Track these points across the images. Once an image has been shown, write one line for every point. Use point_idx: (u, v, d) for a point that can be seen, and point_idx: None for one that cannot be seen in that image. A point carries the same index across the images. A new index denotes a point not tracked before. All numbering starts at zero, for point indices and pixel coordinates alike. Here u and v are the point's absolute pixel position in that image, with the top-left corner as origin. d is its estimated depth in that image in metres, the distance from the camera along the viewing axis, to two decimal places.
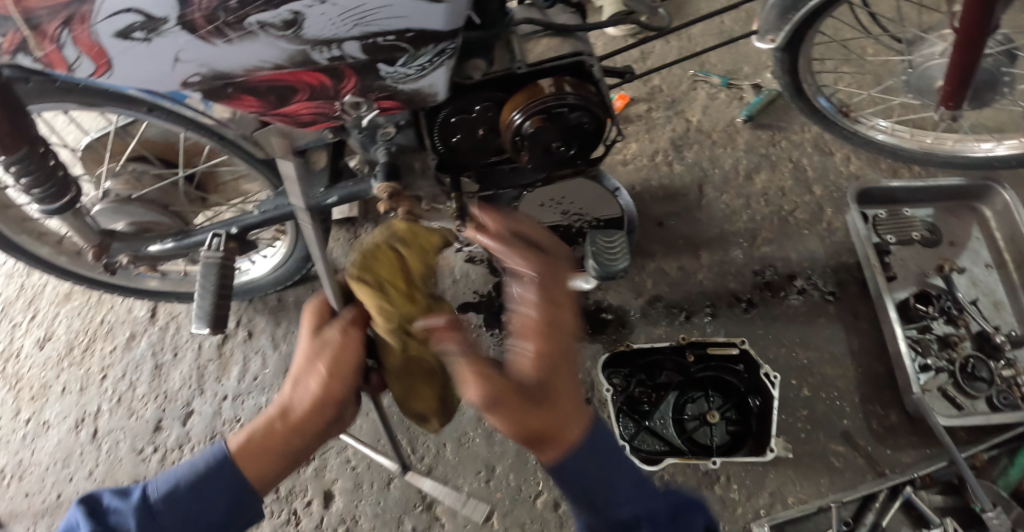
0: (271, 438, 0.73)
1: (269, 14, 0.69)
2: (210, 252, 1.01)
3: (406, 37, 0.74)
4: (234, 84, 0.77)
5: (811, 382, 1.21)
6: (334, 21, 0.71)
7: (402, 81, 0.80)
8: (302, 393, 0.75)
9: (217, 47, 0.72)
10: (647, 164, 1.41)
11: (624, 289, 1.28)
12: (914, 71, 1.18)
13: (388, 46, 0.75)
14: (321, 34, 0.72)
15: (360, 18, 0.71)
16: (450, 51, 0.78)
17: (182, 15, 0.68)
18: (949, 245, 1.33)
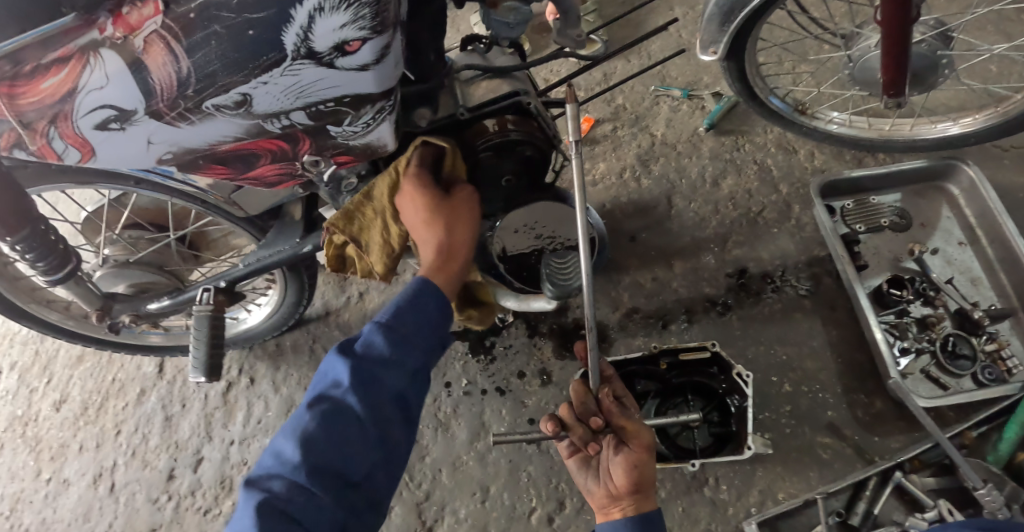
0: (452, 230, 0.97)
1: (221, 98, 0.73)
2: (201, 305, 1.05)
3: (343, 101, 0.77)
4: (203, 156, 0.82)
5: (793, 378, 1.22)
6: (278, 97, 0.74)
7: (352, 138, 0.84)
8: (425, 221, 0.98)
9: (182, 129, 0.76)
10: (615, 182, 1.45)
11: (601, 304, 1.32)
12: (855, 65, 1.22)
13: (331, 111, 0.78)
14: (268, 108, 0.76)
15: (300, 92, 0.74)
16: (389, 107, 0.81)
17: (148, 106, 0.72)
18: (921, 227, 1.35)
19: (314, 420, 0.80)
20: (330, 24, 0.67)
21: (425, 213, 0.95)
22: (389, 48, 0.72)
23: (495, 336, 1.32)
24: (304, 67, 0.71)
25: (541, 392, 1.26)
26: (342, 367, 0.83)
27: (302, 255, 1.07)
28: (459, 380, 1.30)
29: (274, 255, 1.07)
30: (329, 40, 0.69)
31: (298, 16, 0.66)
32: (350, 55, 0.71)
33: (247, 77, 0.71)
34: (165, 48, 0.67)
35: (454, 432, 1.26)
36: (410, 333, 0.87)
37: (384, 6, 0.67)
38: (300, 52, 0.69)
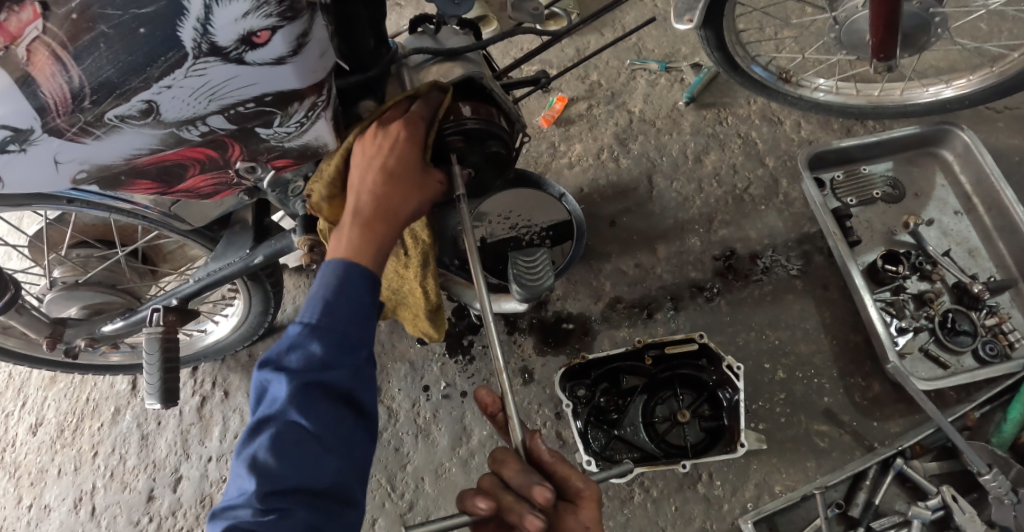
0: (385, 208, 0.81)
1: (123, 108, 0.66)
2: (150, 328, 0.98)
3: (265, 101, 0.70)
4: (124, 172, 0.75)
5: (786, 363, 1.16)
6: (188, 101, 0.67)
7: (286, 139, 0.78)
8: (372, 182, 0.81)
9: (90, 145, 0.70)
10: (593, 163, 1.37)
11: (582, 295, 1.24)
12: (840, 28, 1.15)
13: (253, 112, 0.71)
14: (180, 115, 0.69)
15: (212, 94, 0.67)
16: (320, 100, 0.74)
17: (45, 123, 0.66)
18: (915, 197, 1.29)
19: (267, 436, 0.73)
20: (230, 14, 0.60)
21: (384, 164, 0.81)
22: (306, 35, 0.64)
23: (472, 334, 1.26)
24: (211, 66, 0.64)
25: (523, 391, 1.19)
26: (278, 381, 0.74)
27: (253, 268, 1.00)
28: (438, 383, 1.23)
29: (224, 269, 0.99)
30: (232, 32, 0.61)
31: (191, 7, 0.59)
32: (261, 48, 0.63)
33: (148, 82, 0.64)
34: (53, 58, 0.60)
35: (435, 439, 1.20)
36: (341, 326, 0.76)
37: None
38: (202, 49, 0.62)
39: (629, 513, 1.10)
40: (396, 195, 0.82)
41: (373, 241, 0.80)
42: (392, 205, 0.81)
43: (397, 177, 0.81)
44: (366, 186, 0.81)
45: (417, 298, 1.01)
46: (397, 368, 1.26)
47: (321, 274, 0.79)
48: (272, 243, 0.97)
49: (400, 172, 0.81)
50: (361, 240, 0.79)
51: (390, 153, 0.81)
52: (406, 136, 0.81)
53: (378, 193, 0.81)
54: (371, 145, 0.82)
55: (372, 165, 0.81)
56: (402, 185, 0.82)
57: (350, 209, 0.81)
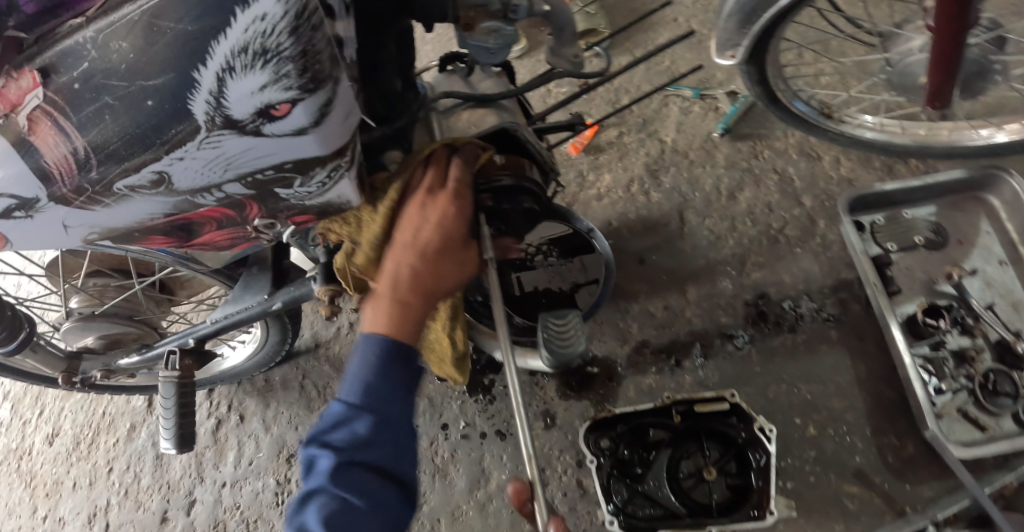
0: (426, 283, 0.76)
1: (133, 178, 0.61)
2: (167, 372, 0.96)
3: (284, 167, 0.65)
4: (137, 231, 0.71)
5: (817, 419, 1.12)
6: (201, 171, 0.62)
7: (308, 198, 0.72)
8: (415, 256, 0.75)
9: (100, 211, 0.65)
10: (622, 196, 1.33)
11: (608, 337, 1.21)
12: (893, 69, 1.08)
13: (271, 178, 0.66)
14: (194, 184, 0.64)
15: (228, 164, 0.62)
16: (343, 163, 0.68)
17: (50, 192, 0.61)
18: (958, 244, 1.24)
19: (309, 516, 0.68)
20: (246, 87, 0.55)
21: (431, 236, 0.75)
22: (328, 105, 0.59)
23: (494, 373, 1.23)
24: (225, 138, 0.59)
25: (544, 436, 1.16)
26: (324, 455, 0.70)
27: (271, 313, 0.96)
28: (457, 422, 1.21)
29: (241, 313, 0.96)
30: (249, 105, 0.56)
31: (203, 80, 0.54)
32: (279, 120, 0.58)
33: (158, 153, 0.59)
34: (53, 125, 0.56)
35: (452, 480, 1.17)
36: (386, 402, 0.72)
37: (311, 58, 0.55)
38: (215, 122, 0.57)
39: None
40: (438, 270, 0.76)
41: (411, 318, 0.75)
42: (433, 280, 0.76)
43: (441, 252, 0.76)
44: (408, 260, 0.75)
45: (441, 348, 0.95)
46: (416, 404, 1.23)
47: (359, 347, 0.75)
48: (291, 291, 0.94)
49: (444, 247, 0.76)
50: (400, 317, 0.74)
51: (435, 228, 0.75)
52: (451, 204, 0.76)
53: (421, 269, 0.75)
54: (412, 215, 0.76)
55: (414, 236, 0.75)
56: (445, 260, 0.76)
57: (388, 279, 0.75)
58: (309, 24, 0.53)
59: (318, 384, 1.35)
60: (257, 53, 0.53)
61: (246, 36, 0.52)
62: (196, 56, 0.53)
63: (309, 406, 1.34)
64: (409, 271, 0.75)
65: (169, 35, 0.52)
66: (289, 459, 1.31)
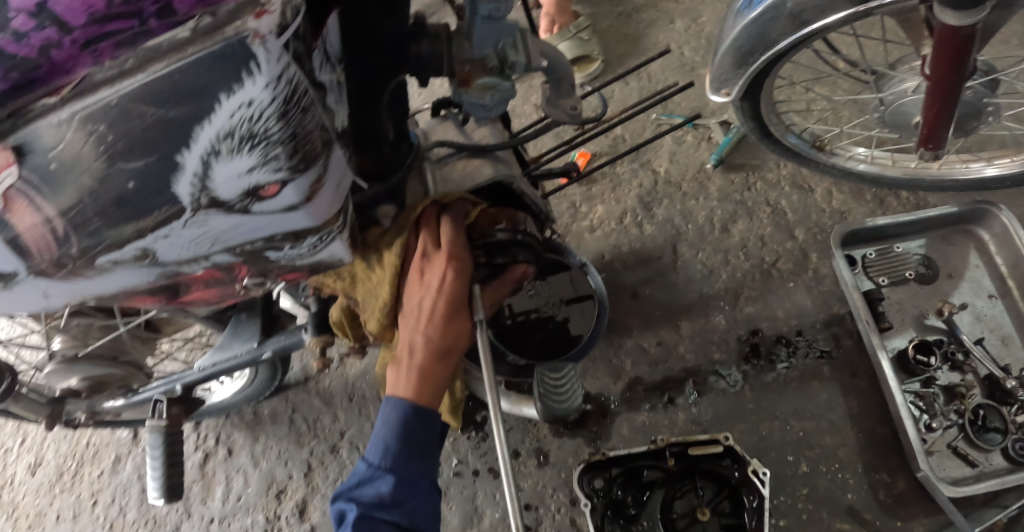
0: (442, 347, 0.78)
1: (116, 254, 0.59)
2: (154, 421, 0.94)
3: (274, 238, 0.64)
4: (120, 295, 0.69)
5: (810, 455, 1.13)
6: (188, 246, 0.61)
7: (299, 259, 0.71)
8: (427, 323, 0.77)
9: (82, 282, 0.63)
10: (615, 228, 1.33)
11: (601, 374, 1.20)
12: (885, 109, 1.09)
13: (261, 247, 0.65)
14: (179, 256, 0.62)
15: (215, 238, 0.61)
16: (335, 225, 0.67)
17: (30, 266, 0.59)
18: (948, 278, 1.25)
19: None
20: (233, 170, 0.52)
21: (444, 301, 0.77)
22: (319, 181, 0.58)
23: (486, 410, 1.22)
24: (211, 216, 0.57)
25: (538, 474, 1.16)
26: (349, 512, 0.73)
27: (260, 362, 0.95)
28: (449, 459, 1.20)
29: (229, 363, 0.94)
30: (236, 186, 0.54)
31: (187, 162, 0.51)
32: (268, 199, 0.57)
33: (141, 233, 0.58)
34: (27, 203, 0.52)
35: (443, 518, 1.16)
36: (409, 466, 0.75)
37: (301, 140, 0.53)
38: (201, 202, 0.55)
39: None
40: (450, 332, 0.78)
41: (431, 382, 0.78)
42: (447, 343, 0.78)
43: (451, 314, 0.77)
44: (421, 327, 0.77)
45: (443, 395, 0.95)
46: None
47: (384, 416, 0.77)
48: (282, 340, 0.92)
49: (453, 309, 0.77)
50: (422, 384, 0.77)
51: (441, 292, 0.76)
52: (457, 266, 0.77)
53: (434, 334, 0.77)
54: (416, 280, 0.77)
55: (423, 301, 0.77)
56: (456, 322, 0.78)
57: (405, 348, 0.77)
58: (298, 105, 0.50)
59: (308, 417, 1.34)
60: (246, 139, 0.50)
61: (232, 121, 0.48)
62: (179, 141, 0.49)
63: (298, 440, 1.33)
64: (423, 338, 0.77)
65: (149, 120, 0.47)
66: (278, 494, 1.29)
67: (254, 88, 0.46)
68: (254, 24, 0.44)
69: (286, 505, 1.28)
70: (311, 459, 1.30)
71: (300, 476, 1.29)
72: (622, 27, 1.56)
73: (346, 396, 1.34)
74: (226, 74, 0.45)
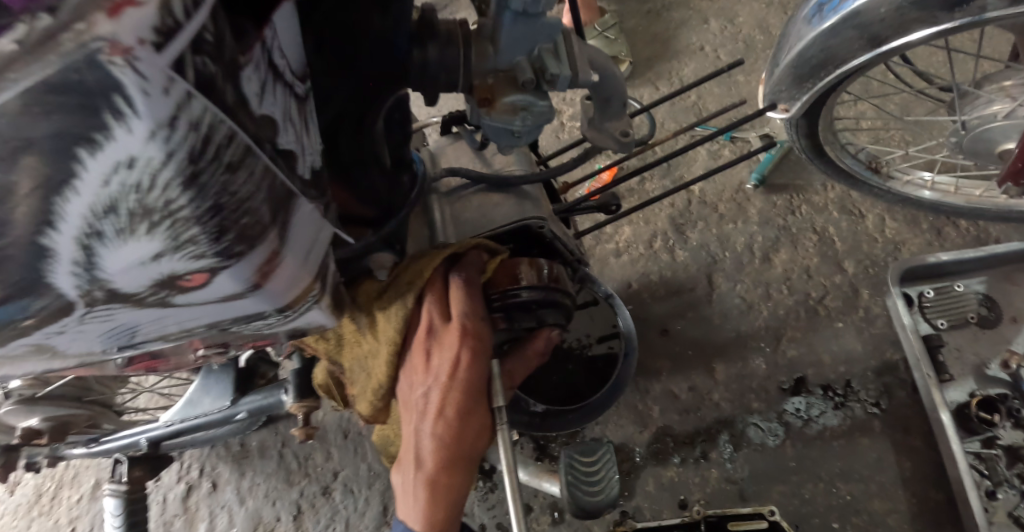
0: (458, 453, 0.65)
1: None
2: (113, 488, 0.83)
3: (221, 322, 0.48)
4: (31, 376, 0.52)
5: (857, 522, 1.01)
6: (98, 339, 0.44)
7: (259, 328, 0.54)
8: (435, 424, 0.64)
9: None
10: (643, 253, 1.19)
11: (625, 421, 1.08)
12: (966, 135, 0.96)
13: (205, 332, 0.49)
14: (88, 348, 0.46)
15: (136, 331, 0.45)
16: (310, 295, 0.50)
17: None
18: (1013, 322, 1.12)
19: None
20: (133, 257, 0.34)
21: (449, 396, 0.64)
22: (272, 258, 0.40)
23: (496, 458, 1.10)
24: (118, 311, 0.40)
25: None
26: None
27: (235, 422, 0.83)
28: None
29: (198, 423, 0.82)
30: (142, 278, 0.36)
31: (57, 248, 0.32)
32: (196, 289, 0.39)
33: (25, 331, 0.40)
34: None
35: None
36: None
37: (232, 211, 0.34)
38: (97, 296, 0.37)
39: None
40: (467, 432, 0.65)
41: (450, 497, 0.66)
42: (463, 447, 0.65)
43: (466, 411, 0.65)
44: (430, 428, 0.65)
45: None
46: None
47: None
48: (257, 402, 0.80)
49: (467, 404, 0.64)
50: (435, 499, 0.65)
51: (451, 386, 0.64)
52: (467, 350, 0.64)
53: (446, 438, 0.64)
54: (421, 369, 0.65)
55: (430, 395, 0.65)
56: (472, 420, 0.65)
57: (415, 451, 0.66)
58: (217, 160, 0.32)
59: (299, 453, 1.22)
60: (161, 219, 0.32)
61: (109, 190, 0.30)
62: (33, 221, 0.31)
63: (288, 477, 1.21)
64: (433, 444, 0.65)
65: None
66: None
67: (131, 140, 0.28)
68: (108, 28, 0.24)
69: None
70: (301, 500, 1.18)
71: (288, 519, 1.17)
72: (652, 23, 1.41)
73: (340, 432, 1.21)
74: (74, 120, 0.26)
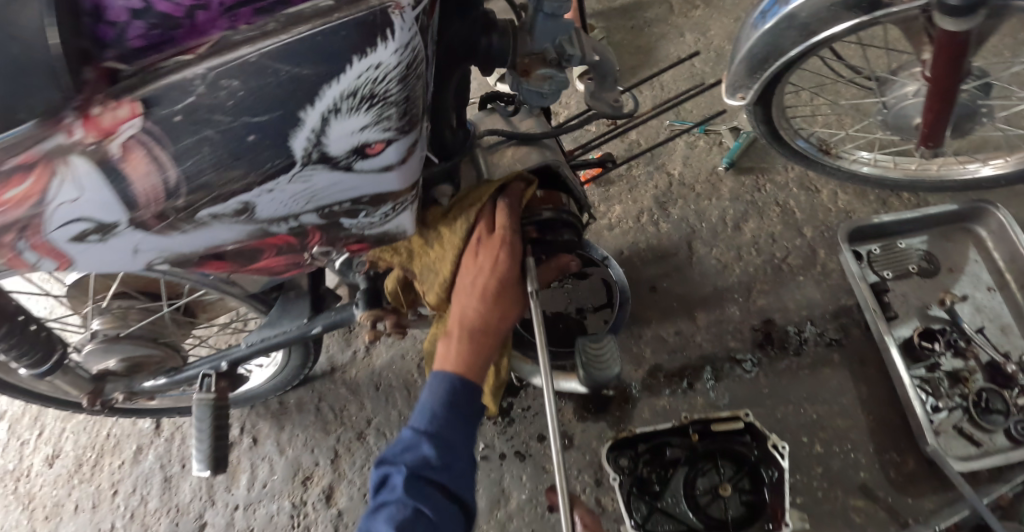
0: (492, 324, 0.84)
1: (219, 207, 0.66)
2: (202, 394, 1.00)
3: (360, 201, 0.71)
4: (199, 256, 0.75)
5: (823, 437, 1.19)
6: (286, 202, 0.68)
7: (368, 228, 0.78)
8: (476, 301, 0.83)
9: (174, 237, 0.69)
10: (632, 226, 1.39)
11: (622, 361, 1.26)
12: (889, 112, 1.16)
13: (344, 211, 0.72)
14: (275, 213, 0.69)
15: (311, 197, 0.68)
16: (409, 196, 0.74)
17: (133, 218, 0.64)
18: (949, 272, 1.32)
19: (382, 528, 0.74)
20: (348, 128, 0.62)
21: (485, 283, 0.83)
22: (412, 147, 0.67)
23: (513, 397, 1.27)
24: (316, 172, 0.65)
25: (563, 456, 1.20)
26: (396, 473, 0.77)
27: (309, 337, 1.01)
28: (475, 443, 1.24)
29: (278, 338, 1.01)
30: (345, 143, 0.63)
31: (308, 119, 0.60)
32: (372, 156, 0.65)
33: (251, 185, 0.65)
34: (148, 156, 0.58)
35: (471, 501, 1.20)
36: (453, 434, 0.80)
37: (409, 106, 0.63)
38: (311, 156, 0.63)
39: None
40: (499, 310, 0.85)
41: (482, 361, 0.84)
42: (494, 322, 0.84)
43: (500, 293, 0.84)
44: (471, 304, 0.83)
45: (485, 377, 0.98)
46: None
47: (429, 383, 0.83)
48: (331, 316, 0.99)
49: (501, 288, 0.83)
50: (472, 359, 0.83)
51: (492, 271, 0.83)
52: (506, 251, 0.83)
53: (485, 311, 0.83)
54: (468, 263, 0.84)
55: (474, 278, 0.83)
56: (503, 301, 0.84)
57: (457, 322, 0.84)
58: (415, 77, 0.61)
59: (335, 406, 1.40)
60: (372, 111, 0.61)
61: (356, 82, 0.58)
62: (304, 98, 0.58)
63: (325, 428, 1.39)
64: (473, 316, 0.83)
65: (282, 77, 0.56)
66: (304, 481, 1.34)
67: (385, 53, 0.57)
68: None
69: (312, 492, 1.33)
70: (337, 446, 1.36)
71: (326, 463, 1.35)
72: (635, 42, 1.66)
73: (372, 386, 1.40)
74: (359, 41, 0.56)
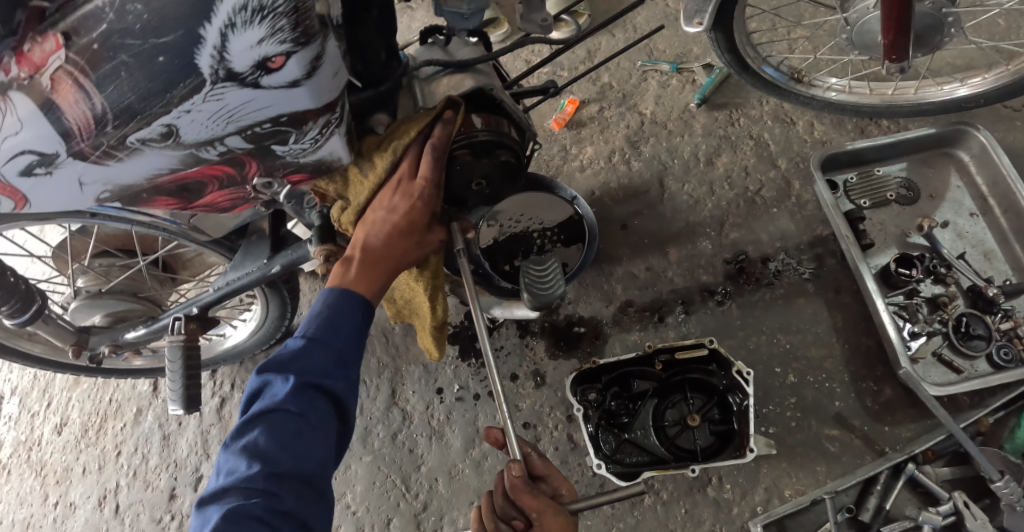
0: (390, 254, 0.85)
1: (144, 131, 0.66)
2: (172, 336, 1.02)
3: (281, 121, 0.69)
4: (146, 190, 0.77)
5: (797, 367, 1.17)
6: (207, 124, 0.67)
7: (301, 155, 0.77)
8: (381, 231, 0.84)
9: (112, 166, 0.71)
10: (604, 166, 1.38)
11: (593, 299, 1.26)
12: (852, 29, 1.13)
13: (269, 132, 0.71)
14: (199, 137, 0.69)
15: (230, 116, 0.67)
16: (334, 116, 0.72)
17: (70, 147, 0.67)
18: (929, 199, 1.28)
19: (259, 427, 0.75)
20: (245, 41, 0.59)
21: (397, 222, 0.84)
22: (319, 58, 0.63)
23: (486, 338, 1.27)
24: (228, 90, 0.63)
25: (535, 394, 1.21)
26: (280, 381, 0.77)
27: (271, 276, 1.04)
28: (451, 385, 1.29)
29: (242, 280, 1.03)
30: (248, 58, 0.60)
31: (208, 36, 0.58)
32: (276, 72, 0.62)
33: (168, 106, 0.64)
34: (75, 85, 0.61)
35: (448, 440, 1.25)
36: (341, 342, 0.82)
37: (303, 14, 0.58)
38: (219, 74, 0.61)
39: (639, 515, 1.12)
40: (403, 245, 0.85)
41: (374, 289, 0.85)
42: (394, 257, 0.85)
43: (405, 228, 0.84)
44: (374, 232, 0.84)
45: (424, 315, 1.02)
46: (412, 371, 1.31)
47: (319, 299, 0.84)
48: (289, 253, 1.01)
49: (409, 226, 0.84)
50: (365, 284, 0.84)
51: (401, 208, 0.83)
52: (422, 200, 0.83)
53: (386, 242, 0.84)
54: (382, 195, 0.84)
55: (384, 209, 0.84)
56: (408, 236, 0.85)
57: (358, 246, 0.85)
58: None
59: None
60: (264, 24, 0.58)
61: None
62: (201, 14, 0.57)
63: None
64: (372, 242, 0.84)
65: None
66: None
67: None
68: None
69: None
70: None
71: None
72: None
73: None
74: None
